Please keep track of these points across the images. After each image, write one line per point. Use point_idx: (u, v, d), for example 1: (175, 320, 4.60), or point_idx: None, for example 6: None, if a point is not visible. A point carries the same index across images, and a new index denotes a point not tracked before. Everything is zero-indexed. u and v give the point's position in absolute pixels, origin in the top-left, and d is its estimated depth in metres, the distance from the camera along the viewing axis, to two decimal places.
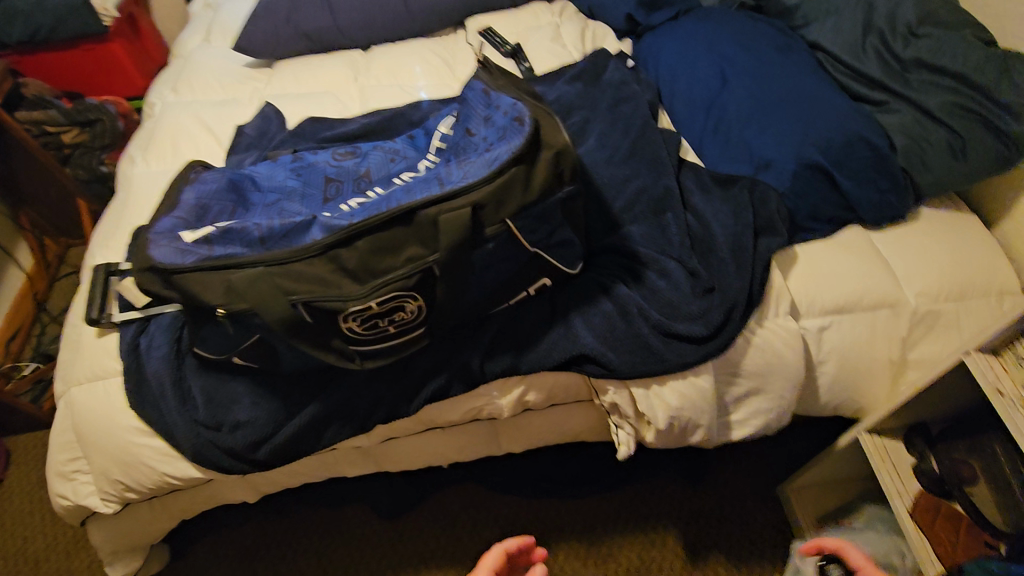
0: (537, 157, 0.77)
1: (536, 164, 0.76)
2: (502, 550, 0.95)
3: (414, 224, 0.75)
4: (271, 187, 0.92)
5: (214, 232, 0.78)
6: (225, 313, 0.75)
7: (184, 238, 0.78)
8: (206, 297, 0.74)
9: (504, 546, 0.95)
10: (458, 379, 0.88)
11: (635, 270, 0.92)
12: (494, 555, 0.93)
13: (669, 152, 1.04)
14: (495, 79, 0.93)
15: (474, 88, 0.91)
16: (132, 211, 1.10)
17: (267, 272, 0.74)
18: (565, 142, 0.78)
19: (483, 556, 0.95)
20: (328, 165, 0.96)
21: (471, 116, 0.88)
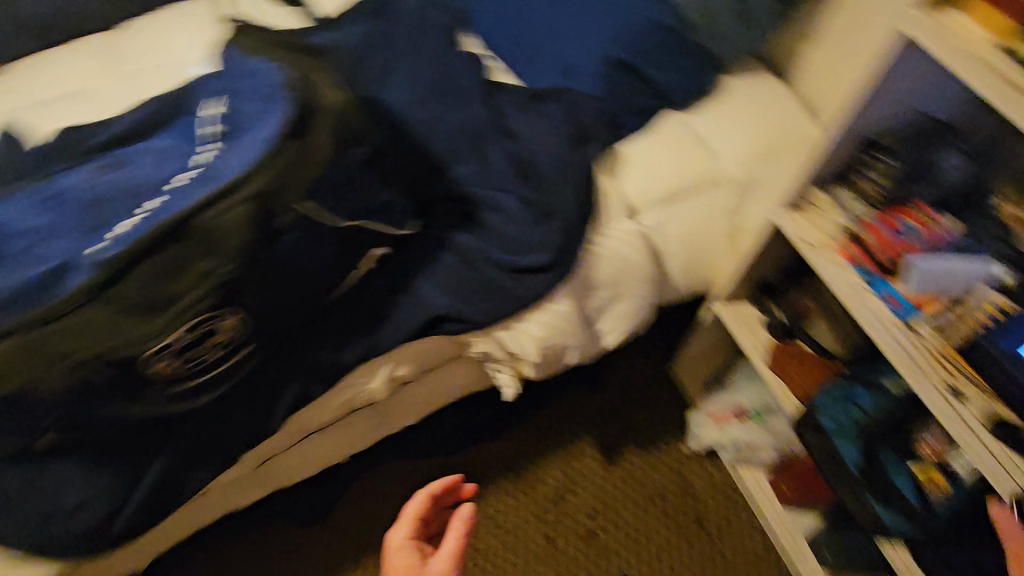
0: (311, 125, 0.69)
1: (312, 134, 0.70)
2: (428, 495, 0.79)
3: (190, 236, 0.65)
4: (14, 232, 0.75)
5: None
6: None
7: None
8: None
9: (429, 489, 0.79)
10: (314, 380, 0.81)
11: (470, 213, 0.88)
12: (418, 501, 0.77)
13: (477, 77, 0.97)
14: (251, 41, 0.80)
15: (228, 58, 0.79)
16: None
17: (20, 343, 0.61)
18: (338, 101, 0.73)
19: (404, 506, 0.78)
20: (81, 186, 0.79)
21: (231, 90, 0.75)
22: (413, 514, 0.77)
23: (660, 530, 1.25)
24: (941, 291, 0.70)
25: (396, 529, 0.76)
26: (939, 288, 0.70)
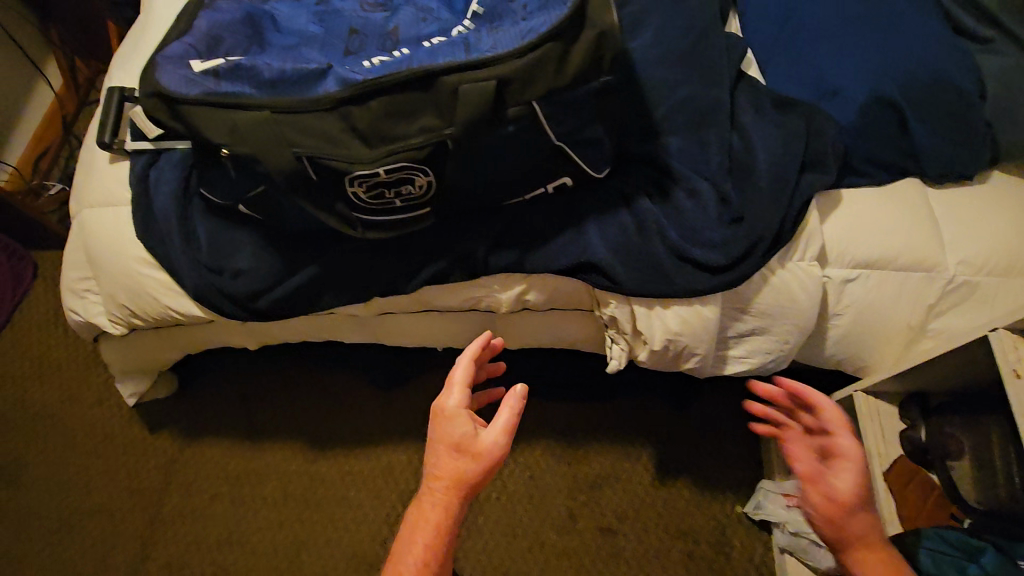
0: (578, 33, 0.65)
1: (575, 44, 0.66)
2: (471, 361, 0.81)
3: (432, 91, 0.68)
4: (290, 30, 0.85)
5: (223, 65, 0.73)
6: (228, 154, 0.72)
7: (193, 67, 0.72)
8: (210, 132, 0.71)
9: (472, 356, 0.81)
10: (459, 267, 0.85)
11: (663, 184, 0.85)
12: (467, 371, 0.80)
13: (730, 60, 0.92)
14: None
15: None
16: (151, 36, 1.06)
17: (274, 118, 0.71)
18: (616, 24, 0.66)
19: (453, 374, 0.81)
20: (355, 15, 0.88)
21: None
22: (465, 384, 0.79)
23: (677, 567, 1.23)
24: (841, 426, 0.75)
25: (446, 395, 0.79)
26: (838, 422, 0.76)
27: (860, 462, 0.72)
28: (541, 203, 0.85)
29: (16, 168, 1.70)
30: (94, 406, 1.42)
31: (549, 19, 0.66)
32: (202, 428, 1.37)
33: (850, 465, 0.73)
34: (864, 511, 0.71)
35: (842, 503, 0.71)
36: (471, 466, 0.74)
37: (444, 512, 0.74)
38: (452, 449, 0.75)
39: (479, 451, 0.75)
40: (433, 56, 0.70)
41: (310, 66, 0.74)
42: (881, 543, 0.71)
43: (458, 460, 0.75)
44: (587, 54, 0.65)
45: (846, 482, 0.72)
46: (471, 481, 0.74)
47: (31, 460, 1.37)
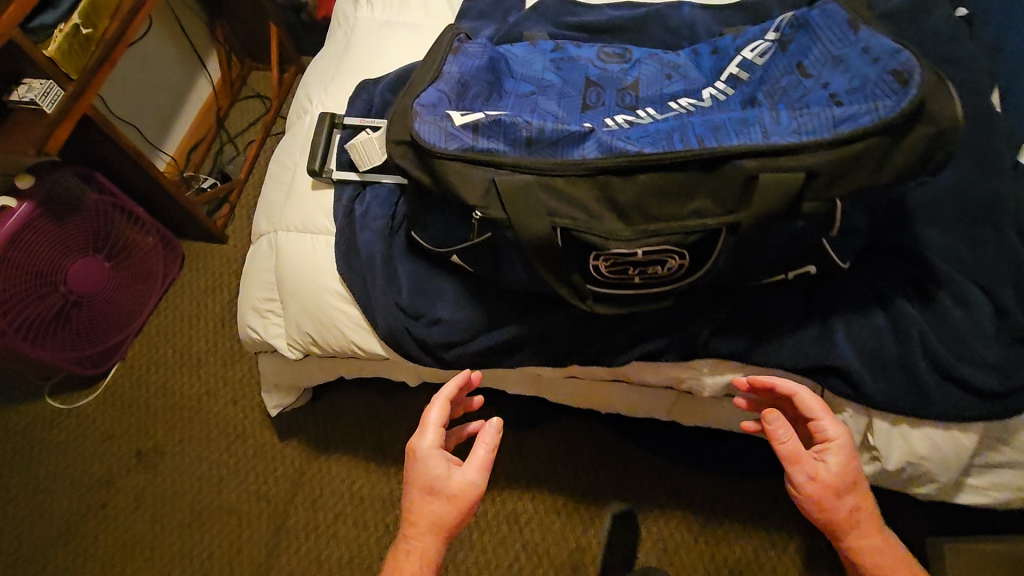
0: (908, 131, 0.57)
1: (903, 139, 0.57)
2: (447, 400, 0.78)
3: (716, 174, 0.62)
4: (528, 78, 0.80)
5: (482, 119, 0.69)
6: (479, 216, 0.67)
7: (452, 120, 0.69)
8: (461, 191, 0.66)
9: (447, 396, 0.78)
10: (676, 348, 0.79)
11: (924, 285, 0.75)
12: (441, 412, 0.77)
13: (1009, 148, 0.81)
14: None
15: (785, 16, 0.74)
16: (357, 61, 1.05)
17: (533, 183, 0.66)
18: (954, 120, 0.56)
19: (425, 413, 0.78)
20: (592, 64, 0.82)
21: (810, 42, 0.66)
22: (439, 425, 0.76)
23: None
24: (820, 411, 0.70)
25: (419, 436, 0.76)
26: (812, 407, 0.70)
27: (848, 449, 0.68)
28: (779, 290, 0.77)
29: (172, 156, 1.73)
30: (228, 405, 1.44)
31: (873, 109, 0.57)
32: (331, 444, 1.36)
33: (834, 449, 0.68)
34: (856, 490, 0.68)
35: (833, 490, 0.67)
36: (450, 510, 0.73)
37: (424, 553, 0.73)
38: (427, 493, 0.73)
39: (454, 492, 0.73)
40: (718, 132, 0.63)
41: (569, 128, 0.69)
42: (872, 518, 0.68)
43: (438, 503, 0.73)
44: (916, 153, 0.57)
45: (837, 469, 0.67)
46: (444, 525, 0.72)
47: (168, 450, 1.41)
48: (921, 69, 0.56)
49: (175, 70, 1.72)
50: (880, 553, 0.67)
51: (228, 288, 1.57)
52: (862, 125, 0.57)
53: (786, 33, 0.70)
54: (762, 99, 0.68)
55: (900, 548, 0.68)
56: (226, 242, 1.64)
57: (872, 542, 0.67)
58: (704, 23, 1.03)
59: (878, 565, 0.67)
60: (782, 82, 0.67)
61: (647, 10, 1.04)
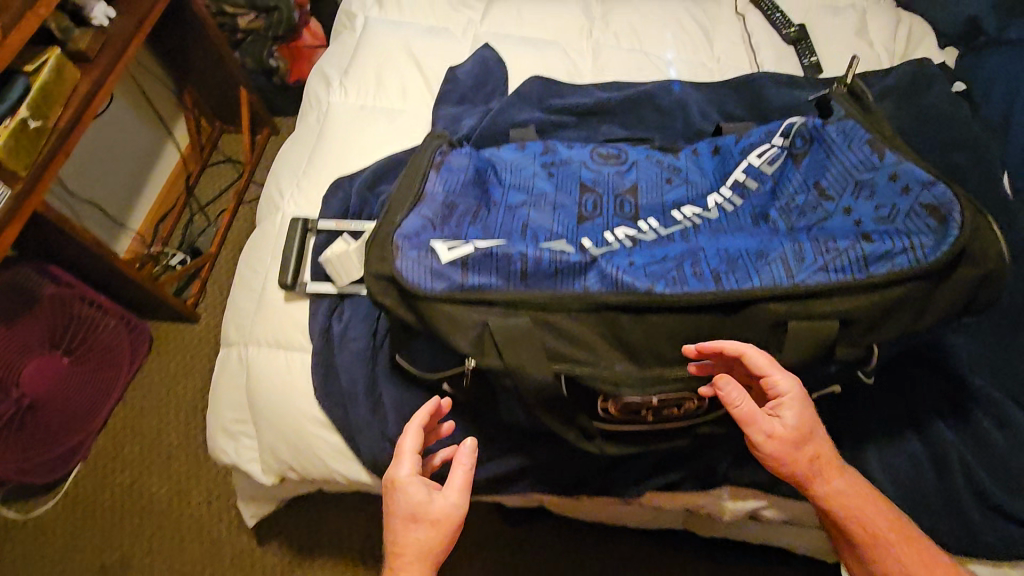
0: (952, 273, 0.52)
1: (945, 281, 0.52)
2: (421, 421, 0.63)
3: (738, 318, 0.56)
4: (518, 187, 0.74)
5: (472, 253, 0.62)
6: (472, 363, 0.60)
7: (439, 255, 0.62)
8: (453, 337, 0.59)
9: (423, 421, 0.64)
10: (694, 479, 0.72)
11: (959, 401, 0.70)
12: (418, 436, 0.63)
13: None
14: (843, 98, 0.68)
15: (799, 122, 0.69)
16: (330, 151, 0.97)
17: (534, 324, 0.60)
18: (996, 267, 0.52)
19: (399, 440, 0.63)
20: (586, 168, 0.76)
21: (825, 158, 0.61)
22: (417, 448, 0.62)
23: None
24: (771, 367, 0.55)
25: (395, 465, 0.61)
26: (764, 367, 0.54)
27: (802, 401, 0.55)
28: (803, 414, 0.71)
29: (138, 231, 1.59)
30: (202, 505, 1.33)
31: (911, 247, 0.53)
32: (315, 547, 1.26)
33: (789, 404, 0.55)
34: (815, 439, 0.58)
35: (794, 446, 0.56)
36: (435, 540, 0.58)
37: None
38: (408, 521, 0.58)
39: (436, 520, 0.58)
40: (739, 266, 0.57)
41: (570, 256, 0.62)
42: (835, 462, 0.59)
43: (421, 533, 0.58)
44: (961, 298, 0.52)
45: (793, 423, 0.56)
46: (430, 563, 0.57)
47: (136, 560, 1.29)
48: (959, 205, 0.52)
49: (140, 140, 1.58)
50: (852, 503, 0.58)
51: (199, 375, 1.45)
52: (901, 266, 0.53)
53: (796, 144, 0.65)
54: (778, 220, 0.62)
55: (863, 484, 0.60)
56: (196, 321, 1.52)
57: (841, 488, 0.58)
58: (698, 103, 0.99)
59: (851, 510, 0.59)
60: (799, 202, 0.63)
61: (637, 89, 1.00)
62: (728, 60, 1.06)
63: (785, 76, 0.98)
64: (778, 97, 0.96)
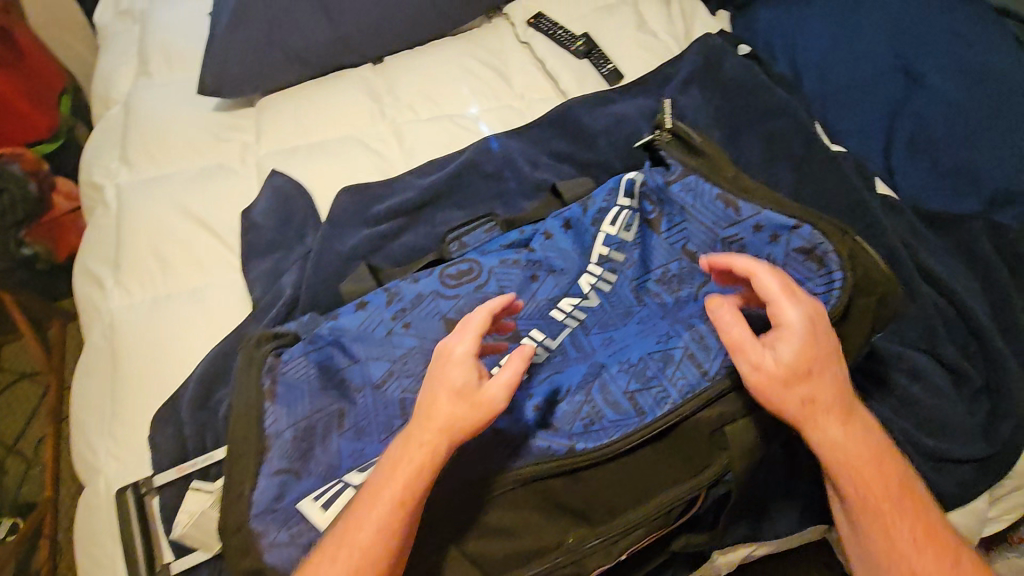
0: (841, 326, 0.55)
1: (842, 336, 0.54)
2: (492, 311, 0.51)
3: (671, 439, 0.52)
4: (375, 358, 0.61)
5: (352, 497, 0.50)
6: None
7: (314, 522, 0.50)
8: None
9: (493, 307, 0.51)
10: (684, 564, 0.66)
11: (876, 367, 0.70)
12: (487, 314, 0.50)
13: (870, 190, 0.79)
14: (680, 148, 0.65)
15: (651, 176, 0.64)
16: (139, 372, 0.78)
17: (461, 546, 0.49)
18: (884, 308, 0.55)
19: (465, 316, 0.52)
20: (441, 299, 0.65)
21: (686, 223, 0.62)
22: (481, 328, 0.49)
23: None
24: (780, 292, 0.50)
25: (452, 337, 0.50)
26: (772, 288, 0.50)
27: (808, 335, 0.48)
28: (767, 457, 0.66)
29: None
30: None
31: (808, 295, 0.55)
32: None
33: (787, 336, 0.48)
34: (818, 378, 0.49)
35: (784, 381, 0.48)
36: (463, 423, 0.46)
37: (389, 525, 0.45)
38: (446, 396, 0.47)
39: (476, 403, 0.47)
40: (655, 377, 0.53)
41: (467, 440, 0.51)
42: (843, 406, 0.50)
43: (449, 413, 0.46)
44: (871, 323, 0.54)
45: (793, 356, 0.48)
46: (425, 481, 0.46)
47: None
48: (829, 242, 0.56)
49: None
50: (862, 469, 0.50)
51: None
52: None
53: (648, 211, 0.64)
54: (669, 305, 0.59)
55: (886, 451, 0.52)
56: None
57: (839, 439, 0.50)
58: (522, 153, 0.91)
59: (856, 470, 0.50)
60: (674, 271, 0.60)
61: (457, 162, 0.90)
62: (530, 93, 0.99)
63: (590, 96, 0.94)
64: (595, 120, 0.92)
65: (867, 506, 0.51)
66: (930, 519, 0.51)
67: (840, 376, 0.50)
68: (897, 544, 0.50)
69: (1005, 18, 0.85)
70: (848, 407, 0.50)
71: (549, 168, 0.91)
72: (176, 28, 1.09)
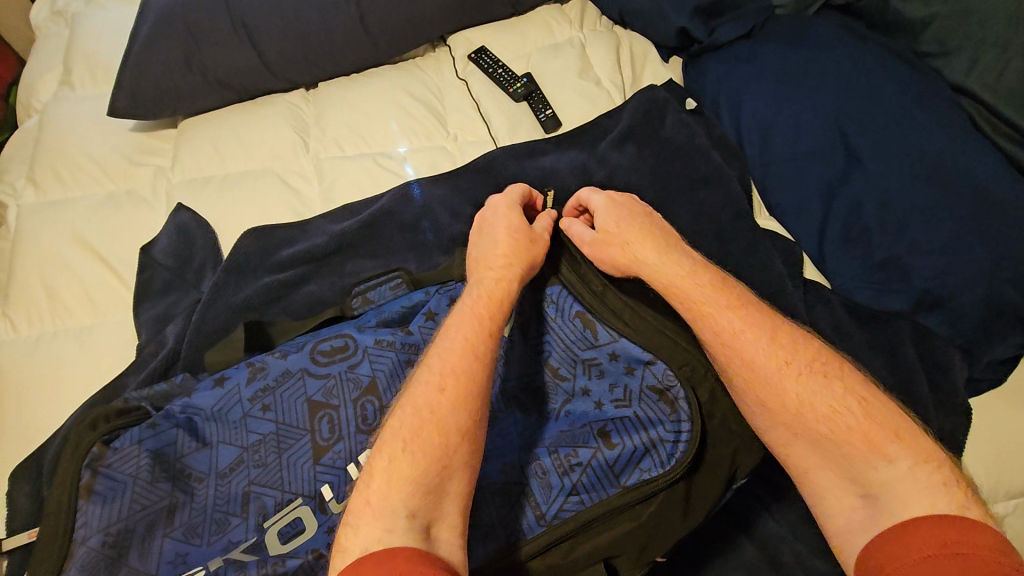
0: (691, 476, 0.56)
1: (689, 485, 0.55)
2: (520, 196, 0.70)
3: None
4: (224, 443, 0.57)
5: None
6: None
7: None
8: None
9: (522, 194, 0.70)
10: None
11: (774, 478, 0.65)
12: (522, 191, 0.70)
13: (790, 275, 0.76)
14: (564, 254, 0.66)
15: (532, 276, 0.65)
16: (9, 417, 0.74)
17: None
18: (735, 459, 0.56)
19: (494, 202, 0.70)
20: (309, 377, 0.60)
21: (548, 336, 0.62)
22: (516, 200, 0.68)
23: None
24: (586, 194, 0.69)
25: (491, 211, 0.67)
26: (581, 197, 0.70)
27: (607, 204, 0.66)
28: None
29: None
30: None
31: (655, 443, 0.55)
32: None
33: (597, 213, 0.66)
34: (627, 231, 0.64)
35: (603, 240, 0.64)
36: (527, 250, 0.62)
37: (469, 348, 0.54)
38: (504, 235, 0.63)
39: (534, 238, 0.64)
40: (491, 517, 0.55)
41: (286, 562, 0.52)
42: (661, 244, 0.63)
43: (508, 243, 0.62)
44: (722, 482, 0.56)
45: (603, 222, 0.65)
46: (501, 295, 0.59)
47: None
48: (681, 387, 0.56)
49: None
50: (675, 281, 0.60)
51: None
52: (650, 472, 0.55)
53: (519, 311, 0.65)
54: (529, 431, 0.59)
55: (729, 281, 0.60)
56: None
57: (667, 267, 0.61)
58: (442, 202, 0.86)
59: (700, 298, 0.58)
60: (539, 382, 0.60)
61: (372, 209, 0.85)
62: (463, 134, 0.94)
63: (521, 146, 0.89)
64: (522, 171, 0.87)
65: (695, 315, 0.58)
66: (802, 341, 0.55)
67: (645, 225, 0.64)
68: (767, 363, 0.54)
69: (958, 95, 0.81)
70: (679, 250, 0.62)
71: (471, 221, 0.85)
72: (105, 38, 1.04)
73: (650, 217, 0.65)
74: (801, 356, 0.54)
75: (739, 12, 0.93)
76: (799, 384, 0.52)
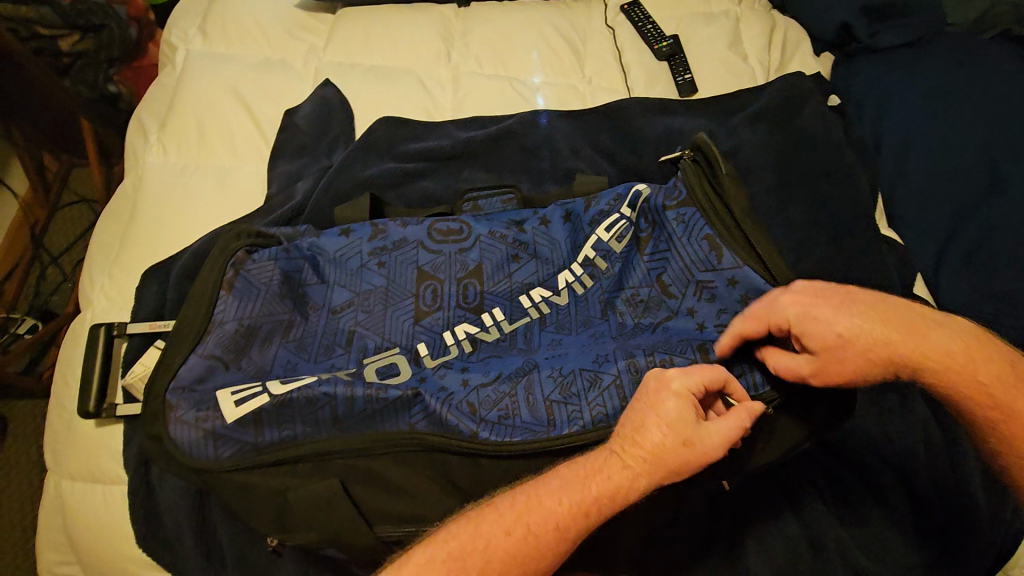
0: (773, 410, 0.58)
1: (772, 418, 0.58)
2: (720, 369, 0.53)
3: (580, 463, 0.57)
4: (342, 277, 0.63)
5: (267, 406, 0.54)
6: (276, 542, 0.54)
7: (222, 412, 0.54)
8: (255, 521, 0.54)
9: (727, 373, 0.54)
10: None
11: (833, 467, 0.66)
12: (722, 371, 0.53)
13: (898, 286, 0.75)
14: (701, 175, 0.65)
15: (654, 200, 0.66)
16: (149, 226, 0.83)
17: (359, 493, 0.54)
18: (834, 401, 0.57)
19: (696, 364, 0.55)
20: (425, 248, 0.64)
21: (669, 253, 0.64)
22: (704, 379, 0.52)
23: None
24: (770, 304, 0.56)
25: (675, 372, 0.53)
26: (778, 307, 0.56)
27: (803, 302, 0.55)
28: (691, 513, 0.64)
29: None
30: None
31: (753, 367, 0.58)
32: None
33: (802, 315, 0.55)
34: (844, 330, 0.54)
35: (837, 349, 0.54)
36: (677, 454, 0.50)
37: (551, 518, 0.50)
38: (661, 422, 0.50)
39: (692, 444, 0.50)
40: (576, 395, 0.56)
41: (388, 390, 0.55)
42: (853, 310, 0.56)
43: (654, 436, 0.50)
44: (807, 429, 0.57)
45: (823, 323, 0.54)
46: (613, 489, 0.50)
47: None
48: None
49: None
50: (898, 339, 0.55)
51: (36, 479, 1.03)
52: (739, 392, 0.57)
53: (641, 227, 0.66)
54: (620, 334, 0.61)
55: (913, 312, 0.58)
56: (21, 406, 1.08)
57: (888, 335, 0.55)
58: (566, 135, 0.88)
59: (921, 357, 0.55)
60: (643, 296, 0.62)
61: (500, 125, 0.89)
62: (599, 78, 0.96)
63: (653, 101, 0.90)
64: (649, 126, 0.88)
65: (929, 367, 0.55)
66: (926, 315, 0.58)
67: (844, 306, 0.56)
68: (962, 375, 0.55)
69: None
70: (863, 302, 0.56)
71: (589, 161, 0.87)
72: None
73: (836, 294, 0.57)
74: (966, 337, 0.57)
75: (907, 21, 0.91)
76: (964, 360, 0.56)
